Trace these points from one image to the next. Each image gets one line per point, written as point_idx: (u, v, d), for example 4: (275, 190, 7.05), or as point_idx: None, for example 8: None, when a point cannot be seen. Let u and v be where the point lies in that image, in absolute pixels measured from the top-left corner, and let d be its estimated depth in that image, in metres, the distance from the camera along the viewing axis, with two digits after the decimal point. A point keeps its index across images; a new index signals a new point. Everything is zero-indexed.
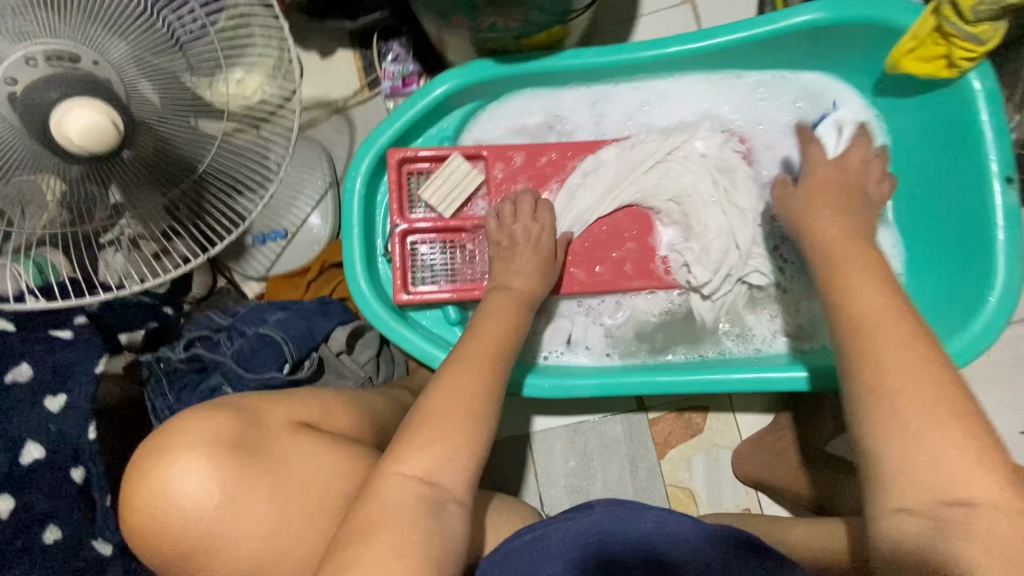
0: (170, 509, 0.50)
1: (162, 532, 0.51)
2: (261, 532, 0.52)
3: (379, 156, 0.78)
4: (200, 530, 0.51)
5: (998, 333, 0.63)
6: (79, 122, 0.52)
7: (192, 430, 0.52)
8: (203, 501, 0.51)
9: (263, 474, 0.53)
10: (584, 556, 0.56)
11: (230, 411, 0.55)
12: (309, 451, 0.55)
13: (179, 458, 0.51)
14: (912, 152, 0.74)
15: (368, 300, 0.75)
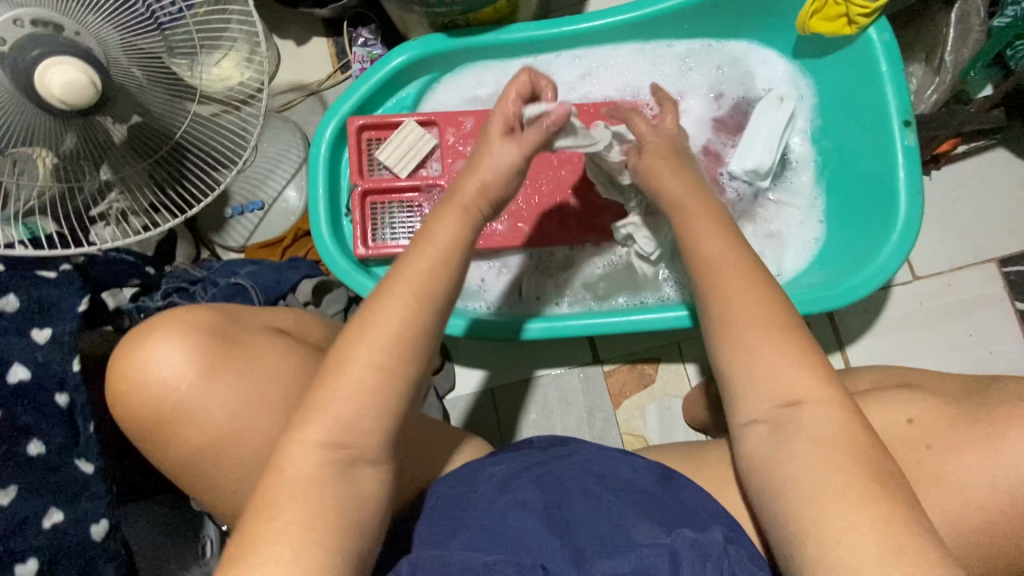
0: (149, 380, 0.57)
1: (140, 400, 0.58)
2: (224, 410, 0.58)
3: (342, 122, 0.86)
4: (176, 398, 0.58)
5: (902, 260, 0.69)
6: (62, 79, 0.61)
7: (178, 316, 0.60)
8: (182, 373, 0.57)
9: (236, 358, 0.60)
10: (518, 473, 0.63)
11: (212, 308, 0.63)
12: (278, 347, 0.62)
13: (164, 336, 0.58)
14: (832, 105, 0.81)
15: (332, 253, 0.82)
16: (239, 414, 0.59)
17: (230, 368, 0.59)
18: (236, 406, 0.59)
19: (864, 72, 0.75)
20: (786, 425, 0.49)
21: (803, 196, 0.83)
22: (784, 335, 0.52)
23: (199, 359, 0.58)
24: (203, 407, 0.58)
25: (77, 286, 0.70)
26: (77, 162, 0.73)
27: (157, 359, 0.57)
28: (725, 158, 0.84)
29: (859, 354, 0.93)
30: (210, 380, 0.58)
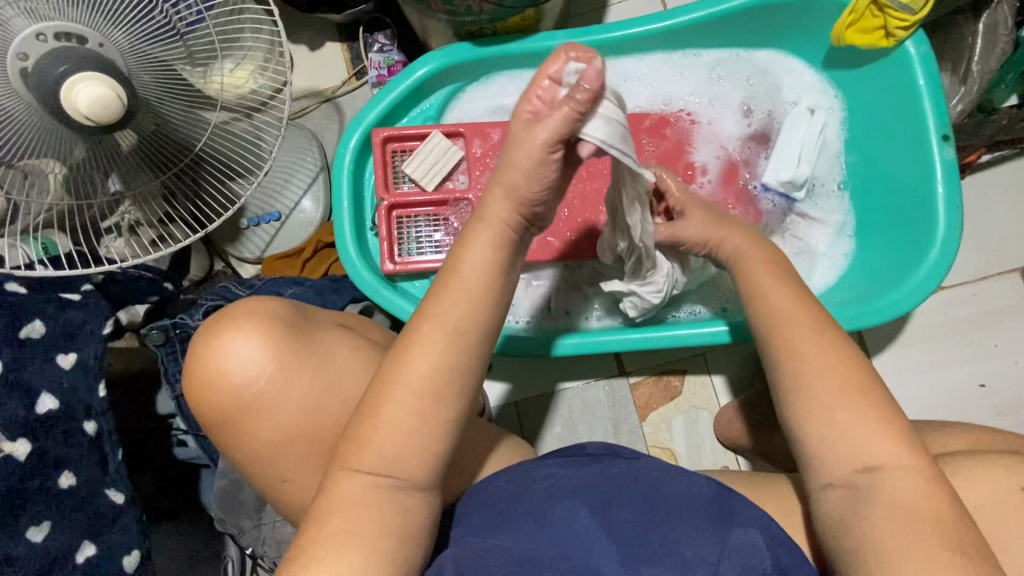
0: (226, 369, 0.57)
1: (214, 391, 0.58)
2: (299, 405, 0.59)
3: (366, 133, 0.83)
4: (251, 391, 0.58)
5: (941, 277, 0.69)
6: (88, 96, 0.58)
7: (253, 309, 0.60)
8: (257, 366, 0.58)
9: (309, 355, 0.60)
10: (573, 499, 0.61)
11: (283, 303, 0.63)
12: (348, 345, 0.63)
13: (240, 329, 0.58)
14: (862, 116, 0.80)
15: (358, 269, 0.80)
16: (313, 410, 0.59)
17: (306, 362, 0.59)
18: (310, 404, 0.59)
19: (899, 85, 0.74)
20: (863, 476, 0.47)
21: (832, 212, 0.81)
22: (849, 365, 0.51)
23: (278, 350, 0.58)
24: (279, 401, 0.58)
25: (102, 309, 0.68)
26: (88, 173, 0.69)
27: (236, 346, 0.58)
28: (755, 169, 0.83)
29: (885, 365, 0.93)
30: (287, 372, 0.59)
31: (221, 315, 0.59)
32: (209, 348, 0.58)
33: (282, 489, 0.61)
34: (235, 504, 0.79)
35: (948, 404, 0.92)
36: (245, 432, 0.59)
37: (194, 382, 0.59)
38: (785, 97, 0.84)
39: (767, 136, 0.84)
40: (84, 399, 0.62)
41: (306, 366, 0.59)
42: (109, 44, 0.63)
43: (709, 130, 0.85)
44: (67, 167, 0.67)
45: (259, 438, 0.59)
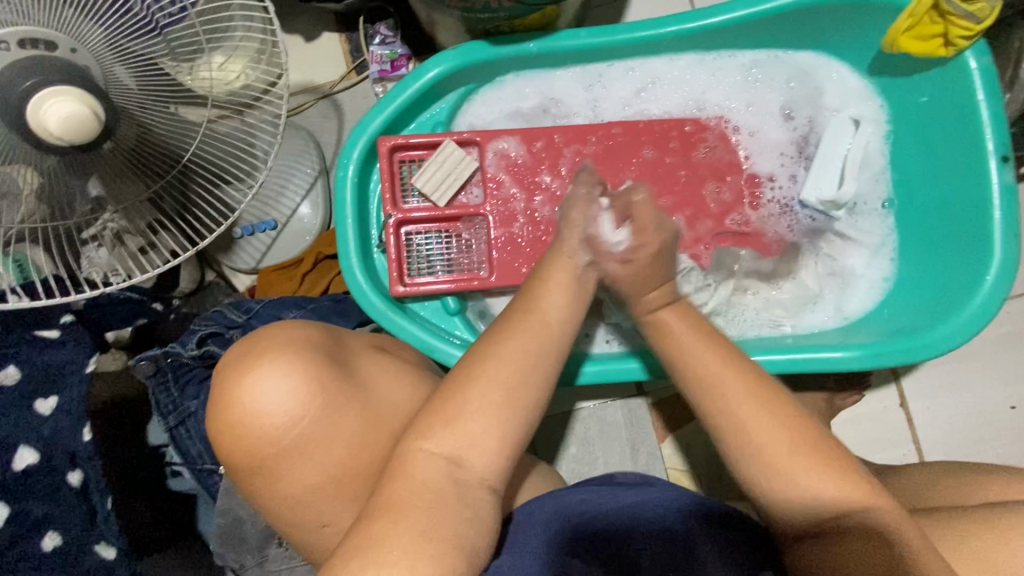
0: (262, 410, 0.49)
1: (248, 434, 0.49)
2: (344, 446, 0.51)
3: (371, 140, 0.76)
4: (294, 433, 0.50)
5: (996, 310, 0.64)
6: (59, 112, 0.51)
7: (287, 339, 0.52)
8: (295, 405, 0.50)
9: (353, 389, 0.53)
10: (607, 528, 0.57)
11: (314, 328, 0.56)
12: (387, 371, 0.57)
13: (273, 364, 0.50)
14: (908, 130, 0.75)
15: (365, 293, 0.73)
16: (361, 449, 0.52)
17: (350, 396, 0.52)
18: (356, 442, 0.52)
19: (955, 99, 0.68)
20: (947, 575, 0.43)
21: (873, 233, 0.77)
22: None
23: (321, 385, 0.51)
24: (324, 443, 0.51)
25: (86, 346, 0.68)
26: (66, 183, 0.60)
27: (275, 381, 0.49)
28: (789, 182, 0.78)
29: (914, 385, 0.89)
30: (332, 410, 0.51)
31: (254, 344, 0.51)
32: (239, 387, 0.49)
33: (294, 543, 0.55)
34: (235, 540, 0.74)
35: (977, 426, 0.88)
36: (282, 481, 0.50)
37: (224, 427, 0.50)
38: (824, 104, 0.78)
39: (803, 147, 0.78)
40: (67, 448, 0.65)
41: (351, 400, 0.52)
42: (83, 50, 0.55)
43: (741, 140, 0.79)
44: (42, 176, 0.59)
45: (294, 487, 0.51)
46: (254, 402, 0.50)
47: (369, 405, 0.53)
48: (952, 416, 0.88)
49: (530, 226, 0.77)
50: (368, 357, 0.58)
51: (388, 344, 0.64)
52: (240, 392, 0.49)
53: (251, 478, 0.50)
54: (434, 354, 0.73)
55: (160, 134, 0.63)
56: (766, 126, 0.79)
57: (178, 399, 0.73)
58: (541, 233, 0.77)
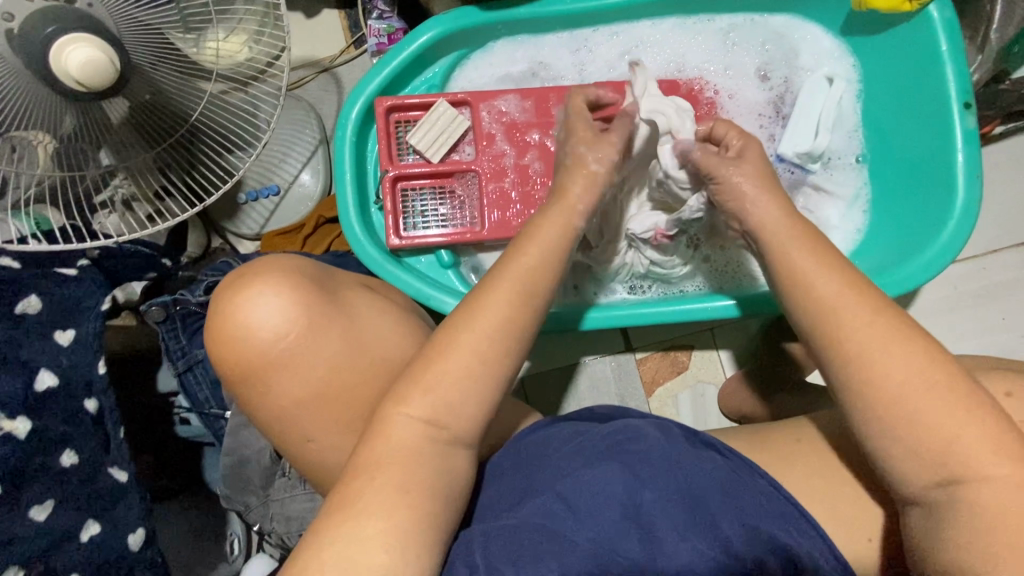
0: (250, 326, 0.52)
1: (235, 350, 0.52)
2: (326, 365, 0.54)
3: (369, 102, 0.80)
4: (280, 352, 0.52)
5: (961, 246, 0.67)
6: (82, 58, 0.55)
7: (274, 268, 0.54)
8: (280, 326, 0.52)
9: (335, 316, 0.55)
10: (596, 456, 0.57)
11: (302, 261, 0.58)
12: (372, 306, 0.59)
13: (261, 289, 0.52)
14: (880, 86, 0.78)
15: (363, 244, 0.78)
16: (341, 368, 0.54)
17: (333, 319, 0.54)
18: (336, 362, 0.54)
19: (920, 53, 0.72)
20: (942, 487, 0.45)
21: (846, 186, 0.80)
22: (906, 337, 0.48)
23: (306, 306, 0.53)
24: (307, 362, 0.53)
25: (100, 284, 0.66)
26: (76, 143, 0.65)
27: (263, 300, 0.52)
28: (769, 139, 0.82)
29: None
30: (316, 331, 0.53)
31: (241, 275, 0.54)
32: (230, 308, 0.52)
33: (290, 454, 0.56)
34: (241, 480, 0.78)
35: None
36: (270, 393, 0.53)
37: (216, 342, 0.53)
38: (799, 65, 0.82)
39: (779, 106, 0.82)
40: (85, 376, 0.61)
41: (334, 323, 0.54)
42: (98, 5, 0.59)
43: (721, 100, 0.82)
44: (59, 141, 0.65)
45: (279, 403, 0.54)
46: (243, 318, 0.52)
47: (352, 329, 0.55)
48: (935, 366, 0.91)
49: (521, 182, 0.81)
50: (356, 290, 0.59)
51: (382, 282, 0.68)
52: (230, 309, 0.52)
53: (243, 390, 0.54)
54: (429, 302, 0.77)
55: (168, 94, 0.68)
56: (746, 86, 0.83)
57: (186, 347, 0.78)
58: (530, 187, 0.80)
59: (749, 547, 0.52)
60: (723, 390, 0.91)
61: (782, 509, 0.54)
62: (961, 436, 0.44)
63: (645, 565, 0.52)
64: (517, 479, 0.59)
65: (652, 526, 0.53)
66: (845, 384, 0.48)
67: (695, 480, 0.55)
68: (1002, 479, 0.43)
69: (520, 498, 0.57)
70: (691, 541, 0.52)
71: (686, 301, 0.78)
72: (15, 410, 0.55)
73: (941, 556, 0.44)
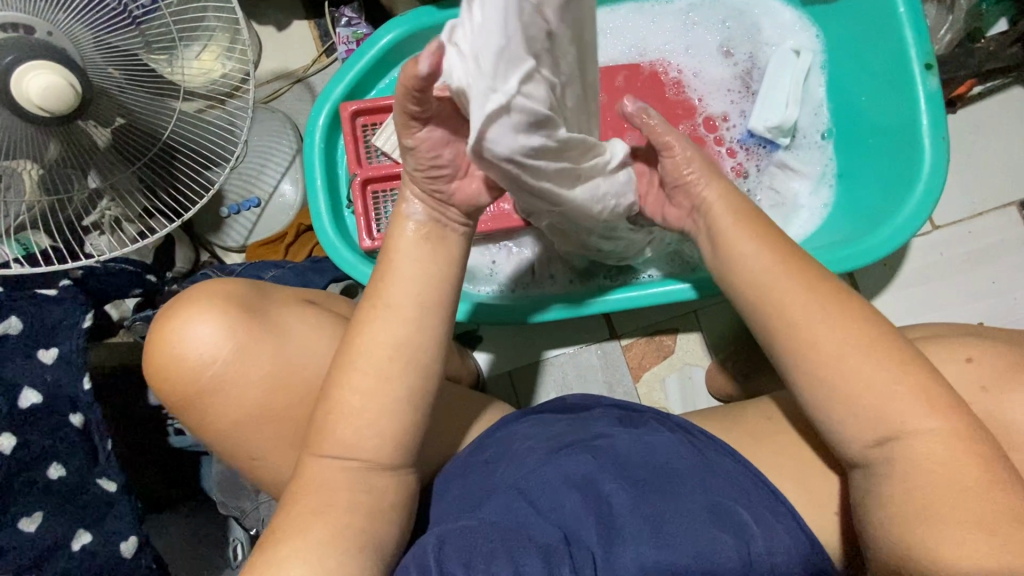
0: (187, 350, 0.53)
1: (173, 372, 0.54)
2: (259, 385, 0.55)
3: (334, 109, 0.82)
4: (220, 370, 0.54)
5: (931, 208, 0.66)
6: (40, 84, 0.57)
7: (200, 295, 0.55)
8: (215, 348, 0.54)
9: (268, 335, 0.56)
10: (556, 448, 0.57)
11: (234, 283, 0.58)
12: (309, 318, 0.59)
13: (187, 318, 0.54)
14: (846, 50, 0.77)
15: (336, 247, 0.79)
16: (276, 388, 0.55)
17: (265, 339, 0.55)
18: (270, 381, 0.55)
19: (879, 17, 0.71)
20: (875, 449, 0.45)
21: (814, 164, 0.80)
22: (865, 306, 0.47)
23: (240, 326, 0.55)
24: (249, 375, 0.55)
25: (81, 302, 0.68)
26: (61, 170, 0.68)
27: (195, 324, 0.54)
28: (740, 114, 0.81)
29: (967, 244, 0.91)
30: (251, 346, 0.55)
31: (174, 303, 0.55)
32: (165, 338, 0.53)
33: (258, 453, 0.57)
34: (235, 486, 0.81)
35: (995, 306, 0.89)
36: (226, 406, 0.55)
37: (158, 373, 0.54)
38: (762, 40, 0.81)
39: (747, 82, 0.81)
40: (69, 393, 0.63)
41: (265, 339, 0.55)
42: (59, 32, 0.61)
43: (687, 79, 0.81)
44: (43, 168, 0.66)
45: (227, 418, 0.55)
46: (179, 348, 0.54)
47: (285, 348, 0.56)
48: (987, 285, 0.90)
49: None
50: (294, 305, 0.60)
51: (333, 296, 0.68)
52: (165, 334, 0.54)
53: (193, 407, 0.55)
54: None
55: (137, 113, 0.69)
56: (714, 64, 0.82)
57: None
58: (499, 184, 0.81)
59: (724, 527, 0.51)
60: (711, 370, 0.91)
61: (743, 484, 0.54)
62: (905, 398, 0.44)
63: (599, 559, 0.50)
64: (480, 475, 0.57)
65: (615, 518, 0.52)
66: (795, 358, 0.48)
67: (659, 466, 0.55)
68: (936, 441, 0.43)
69: (477, 500, 0.55)
70: (651, 525, 0.51)
71: (655, 286, 0.78)
72: (1, 426, 0.58)
73: (880, 516, 0.45)
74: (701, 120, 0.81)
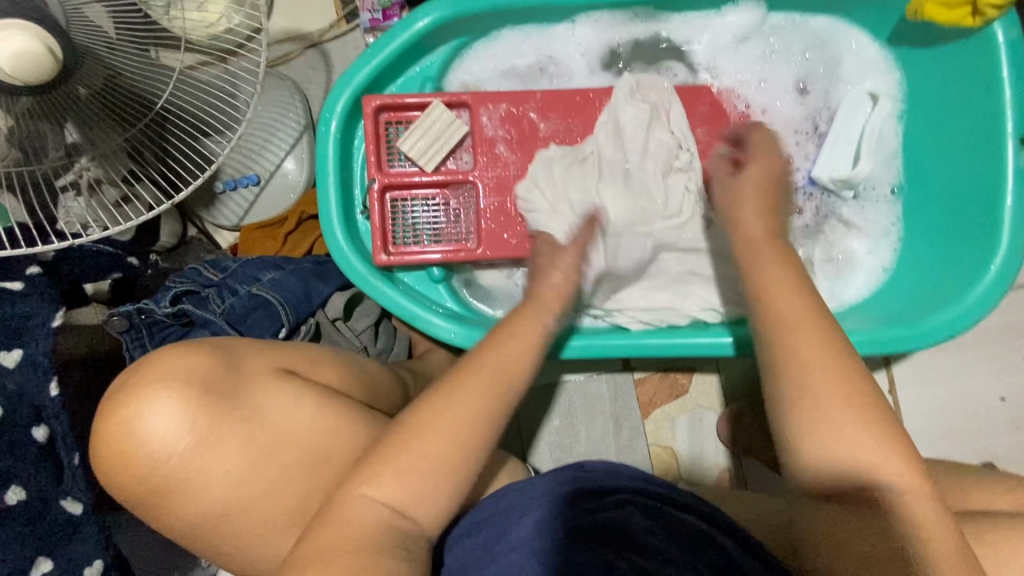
0: (142, 442, 0.49)
1: (129, 469, 0.49)
2: (225, 478, 0.51)
3: (357, 95, 0.72)
4: (174, 466, 0.50)
5: (996, 303, 0.62)
6: (11, 48, 0.47)
7: (154, 374, 0.50)
8: (170, 441, 0.49)
9: (235, 424, 0.51)
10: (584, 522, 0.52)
11: (199, 350, 0.53)
12: (285, 397, 0.54)
13: (139, 406, 0.49)
14: (928, 108, 0.71)
15: (345, 255, 0.70)
16: (245, 480, 0.52)
17: (231, 427, 0.51)
18: (235, 476, 0.51)
19: (975, 80, 0.66)
20: None
21: (877, 221, 0.74)
22: None
23: (196, 415, 0.50)
24: (208, 469, 0.50)
25: (52, 296, 0.60)
26: (36, 127, 0.55)
27: (151, 416, 0.49)
28: (800, 156, 0.76)
29: (1008, 318, 0.86)
30: (212, 438, 0.51)
31: (126, 381, 0.50)
32: (116, 426, 0.49)
33: (244, 502, 0.52)
34: None
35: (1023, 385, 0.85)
36: (190, 500, 0.50)
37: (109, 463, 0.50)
38: (840, 77, 0.75)
39: (817, 123, 0.76)
40: (33, 401, 0.56)
41: (232, 429, 0.51)
42: None
43: (754, 114, 0.76)
44: (11, 121, 0.54)
45: (198, 511, 0.51)
46: (129, 438, 0.49)
47: (252, 439, 0.52)
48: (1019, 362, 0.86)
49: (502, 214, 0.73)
50: (268, 381, 0.54)
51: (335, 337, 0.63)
52: (117, 424, 0.49)
53: (153, 502, 0.51)
54: (416, 323, 0.70)
55: (130, 77, 0.57)
56: (783, 98, 0.76)
57: None
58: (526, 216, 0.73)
59: None
60: (724, 416, 0.87)
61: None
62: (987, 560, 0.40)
63: None
64: (497, 525, 0.54)
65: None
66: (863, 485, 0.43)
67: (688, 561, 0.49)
68: None
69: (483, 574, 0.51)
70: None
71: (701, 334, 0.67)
72: None
73: None
74: None
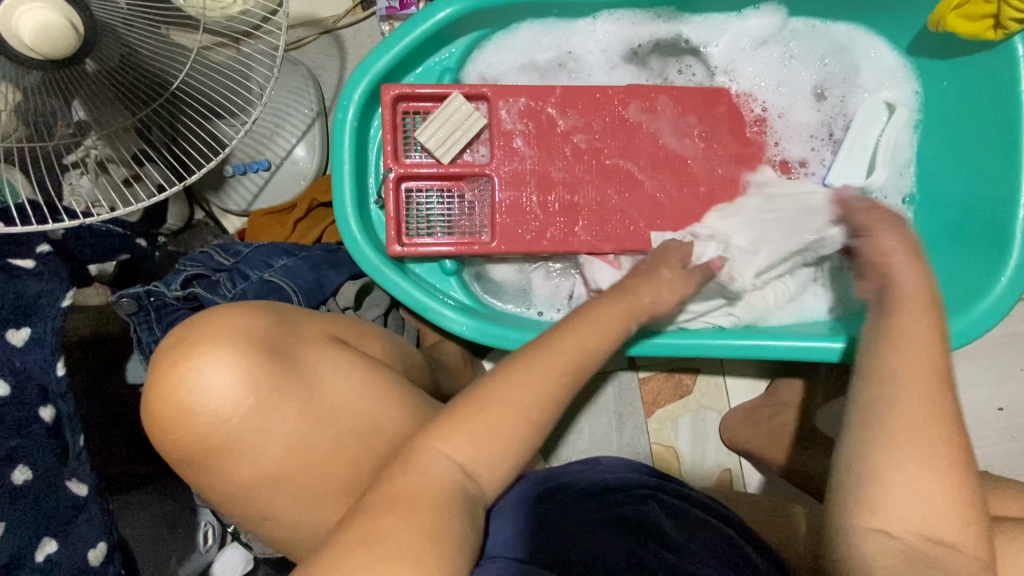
0: (200, 398, 0.48)
1: (185, 427, 0.48)
2: (281, 442, 0.50)
3: (375, 84, 0.72)
4: (232, 427, 0.49)
5: (1006, 314, 0.63)
6: (34, 19, 0.46)
7: (215, 331, 0.50)
8: (231, 398, 0.48)
9: (295, 387, 0.51)
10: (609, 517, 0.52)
11: (257, 314, 0.53)
12: (338, 365, 0.55)
13: (199, 361, 0.48)
14: (945, 119, 0.72)
15: (358, 243, 0.70)
16: (299, 445, 0.51)
17: (293, 389, 0.51)
18: (289, 441, 0.51)
19: (996, 92, 0.66)
20: None
21: None
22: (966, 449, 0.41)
23: (258, 375, 0.49)
24: (263, 433, 0.50)
25: (63, 277, 0.60)
26: (45, 103, 0.53)
27: (214, 369, 0.48)
28: (815, 163, 0.76)
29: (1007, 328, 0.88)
30: (273, 399, 0.50)
31: (188, 335, 0.49)
32: (173, 381, 0.48)
33: (256, 488, 0.51)
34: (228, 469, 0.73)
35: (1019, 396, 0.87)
36: (236, 465, 0.50)
37: (161, 418, 0.48)
38: (857, 84, 0.75)
39: (832, 129, 0.76)
40: (41, 381, 0.56)
41: (290, 394, 0.51)
42: None
43: (769, 118, 0.76)
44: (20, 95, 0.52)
45: (248, 474, 0.50)
46: (187, 394, 0.48)
47: (310, 404, 0.52)
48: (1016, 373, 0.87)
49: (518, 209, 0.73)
50: (320, 347, 0.55)
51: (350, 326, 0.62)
52: (173, 380, 0.48)
53: (205, 462, 0.50)
54: (429, 314, 0.70)
55: (146, 54, 0.56)
56: (799, 103, 0.76)
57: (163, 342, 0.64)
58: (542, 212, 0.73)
59: None
60: (729, 418, 0.87)
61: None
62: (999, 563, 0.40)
63: None
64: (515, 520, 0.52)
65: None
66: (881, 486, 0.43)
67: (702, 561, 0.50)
68: None
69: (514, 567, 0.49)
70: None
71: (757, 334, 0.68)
72: None
73: None
74: (773, 161, 0.76)
